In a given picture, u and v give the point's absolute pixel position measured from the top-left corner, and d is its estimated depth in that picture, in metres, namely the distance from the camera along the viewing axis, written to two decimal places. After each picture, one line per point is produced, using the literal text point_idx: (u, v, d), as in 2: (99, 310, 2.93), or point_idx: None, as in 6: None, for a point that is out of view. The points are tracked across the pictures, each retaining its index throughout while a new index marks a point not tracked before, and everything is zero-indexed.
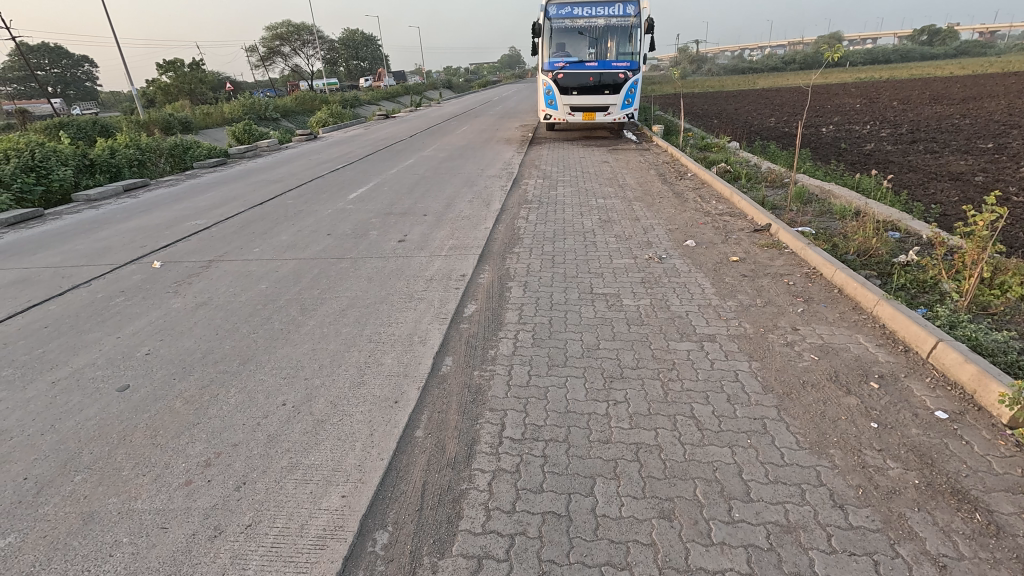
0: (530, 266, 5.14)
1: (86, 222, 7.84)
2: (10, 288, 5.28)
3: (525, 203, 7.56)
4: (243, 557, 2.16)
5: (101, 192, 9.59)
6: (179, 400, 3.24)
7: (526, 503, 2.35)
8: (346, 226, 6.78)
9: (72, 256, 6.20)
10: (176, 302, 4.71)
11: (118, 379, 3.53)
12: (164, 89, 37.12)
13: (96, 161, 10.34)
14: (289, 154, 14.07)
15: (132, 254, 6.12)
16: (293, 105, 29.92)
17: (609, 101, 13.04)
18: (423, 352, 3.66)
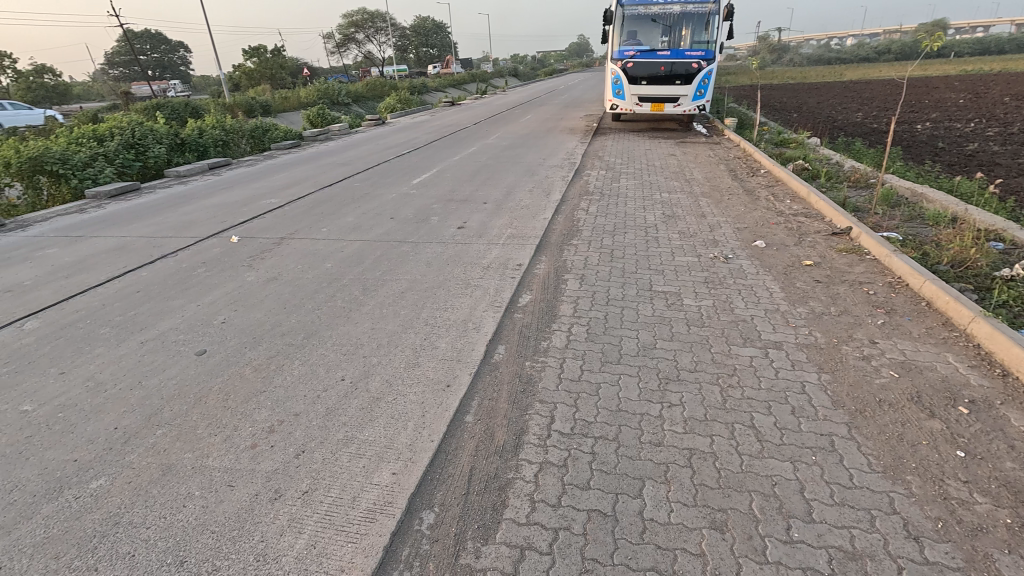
0: (587, 258, 5.06)
1: (175, 197, 8.48)
2: (109, 254, 5.80)
3: (586, 194, 7.45)
4: (299, 521, 2.28)
5: (189, 169, 10.34)
6: (248, 368, 3.46)
7: (572, 499, 2.33)
8: (408, 211, 6.95)
9: (162, 227, 6.73)
10: (250, 276, 5.01)
11: (197, 344, 3.81)
12: (248, 74, 39.54)
13: (186, 140, 11.13)
14: (358, 138, 14.56)
15: (213, 228, 6.56)
16: (364, 91, 30.94)
17: (680, 91, 12.52)
18: (476, 338, 3.70)
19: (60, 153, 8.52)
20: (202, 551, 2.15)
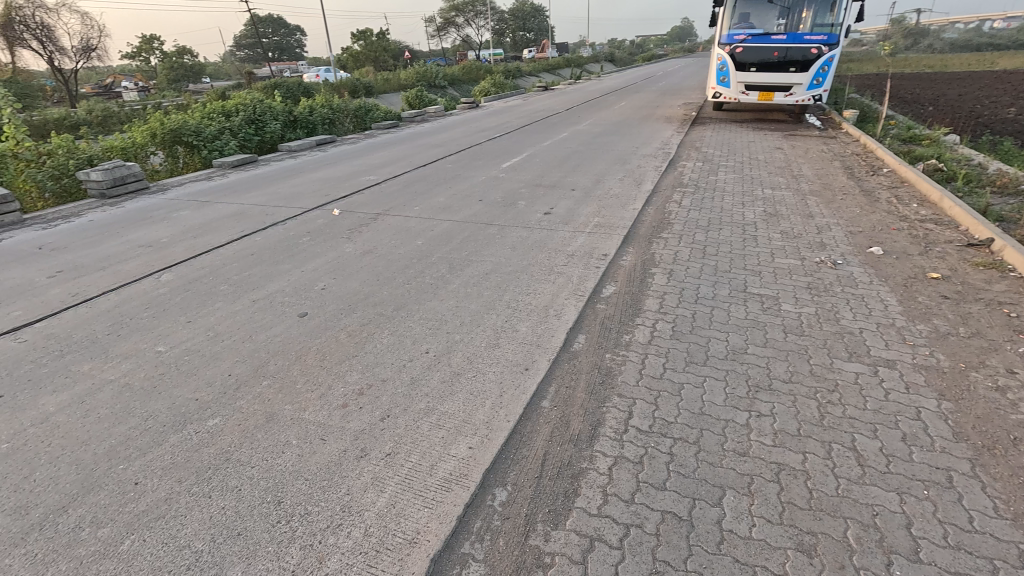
0: (678, 253, 4.85)
1: (287, 170, 9.23)
2: (230, 219, 6.44)
3: (680, 186, 7.13)
4: (381, 480, 2.42)
5: (299, 145, 11.17)
6: (343, 333, 3.71)
7: (646, 497, 2.28)
8: (497, 194, 7.05)
9: (274, 197, 7.36)
10: (348, 247, 5.35)
11: (300, 307, 4.14)
12: (355, 57, 41.88)
13: (299, 117, 12.00)
14: (452, 121, 14.94)
15: (318, 201, 7.06)
16: (460, 74, 31.62)
17: (794, 79, 11.53)
18: (557, 325, 3.69)
19: (195, 126, 9.56)
20: (296, 495, 2.36)
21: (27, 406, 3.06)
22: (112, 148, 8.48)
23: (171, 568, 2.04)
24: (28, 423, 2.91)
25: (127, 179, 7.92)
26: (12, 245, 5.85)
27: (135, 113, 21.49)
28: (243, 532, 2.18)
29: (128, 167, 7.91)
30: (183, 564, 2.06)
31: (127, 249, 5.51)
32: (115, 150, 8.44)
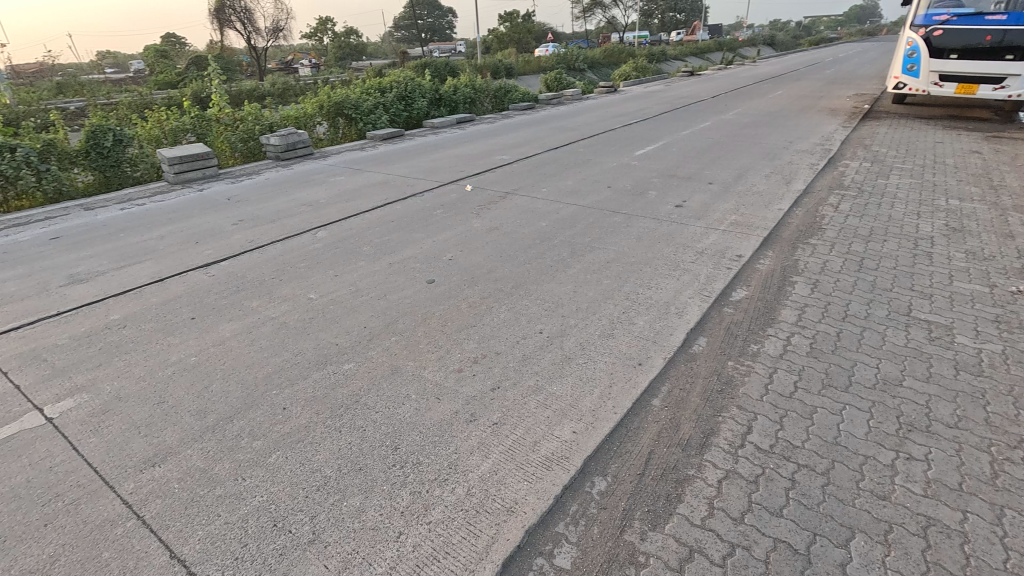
0: (827, 263, 4.34)
1: (429, 145, 9.84)
2: (376, 187, 7.06)
3: (838, 188, 6.33)
4: (486, 446, 2.54)
5: (441, 122, 11.81)
6: (464, 303, 3.91)
7: (757, 520, 2.11)
8: (627, 182, 6.85)
9: (415, 170, 7.91)
10: (476, 223, 5.58)
11: (429, 273, 4.43)
12: (500, 38, 43.08)
13: (443, 96, 12.67)
14: (588, 105, 14.72)
15: (453, 176, 7.45)
16: (601, 58, 31.00)
17: (1009, 70, 9.53)
18: (677, 324, 3.53)
19: (355, 100, 10.57)
20: (410, 445, 2.56)
21: (210, 329, 3.68)
22: (288, 118, 9.69)
23: (305, 486, 2.35)
24: (210, 343, 3.51)
25: (297, 145, 9.01)
26: (209, 196, 7.01)
27: (307, 87, 24.32)
28: (364, 468, 2.43)
29: (299, 135, 8.99)
30: (315, 484, 2.36)
31: (293, 207, 6.32)
32: (290, 119, 9.65)
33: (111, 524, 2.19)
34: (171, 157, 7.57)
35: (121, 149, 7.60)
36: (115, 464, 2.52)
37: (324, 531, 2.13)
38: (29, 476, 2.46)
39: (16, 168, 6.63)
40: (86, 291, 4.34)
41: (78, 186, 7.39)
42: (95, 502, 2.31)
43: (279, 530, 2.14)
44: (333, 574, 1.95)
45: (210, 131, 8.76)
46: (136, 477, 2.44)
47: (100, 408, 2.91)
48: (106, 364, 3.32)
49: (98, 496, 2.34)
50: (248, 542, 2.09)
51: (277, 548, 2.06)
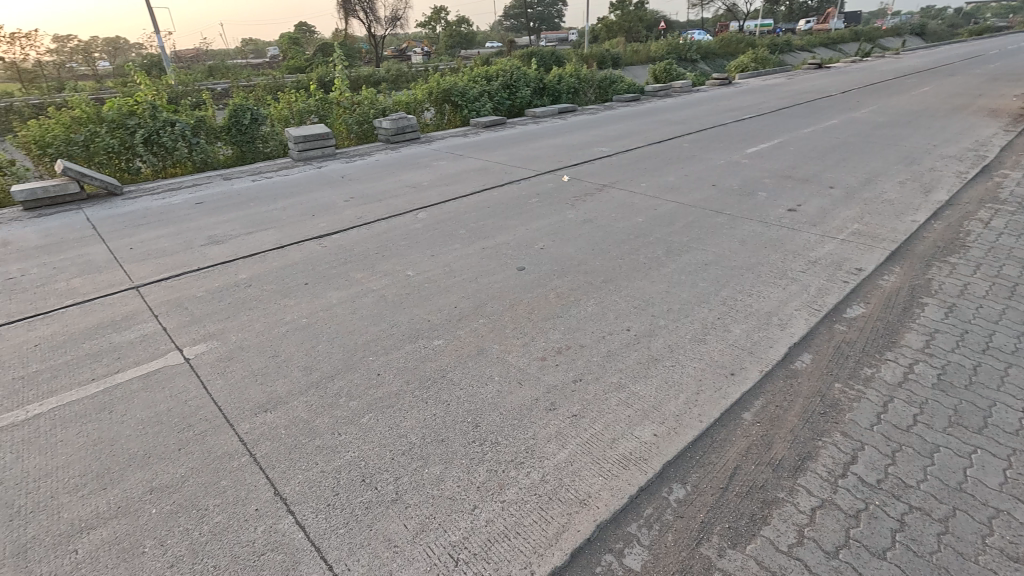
0: (968, 286, 3.80)
1: (529, 134, 9.92)
2: (476, 172, 7.25)
3: (991, 201, 5.49)
4: (564, 436, 2.55)
5: (543, 111, 11.83)
6: (553, 293, 3.92)
7: (854, 557, 1.93)
8: (734, 181, 6.44)
9: (514, 158, 8.02)
10: (570, 214, 5.55)
11: (520, 261, 4.49)
12: (609, 26, 42.12)
13: (547, 85, 12.66)
14: (697, 98, 13.98)
15: (551, 166, 7.45)
16: (716, 48, 29.23)
17: None
18: (779, 336, 3.28)
19: (462, 88, 10.89)
20: (490, 424, 2.64)
21: (319, 295, 4.03)
22: (400, 103, 10.21)
23: (391, 448, 2.51)
24: (319, 308, 3.84)
25: (405, 130, 9.49)
26: (326, 173, 7.62)
27: (418, 74, 25.46)
28: (446, 440, 2.55)
29: (408, 119, 9.45)
30: (400, 449, 2.51)
31: (398, 188, 6.68)
32: (401, 105, 10.16)
33: (229, 457, 2.50)
34: (297, 136, 8.30)
35: (257, 127, 8.47)
36: (235, 405, 2.86)
37: (405, 493, 2.27)
38: (169, 405, 2.87)
39: (174, 140, 7.63)
40: (221, 252, 4.92)
41: (220, 159, 8.36)
42: (218, 436, 2.64)
43: (366, 485, 2.31)
44: (411, 534, 2.08)
45: (331, 113, 9.49)
46: (251, 419, 2.75)
47: (226, 355, 3.31)
48: (233, 317, 3.76)
49: (221, 431, 2.67)
50: (339, 492, 2.28)
51: (363, 501, 2.23)
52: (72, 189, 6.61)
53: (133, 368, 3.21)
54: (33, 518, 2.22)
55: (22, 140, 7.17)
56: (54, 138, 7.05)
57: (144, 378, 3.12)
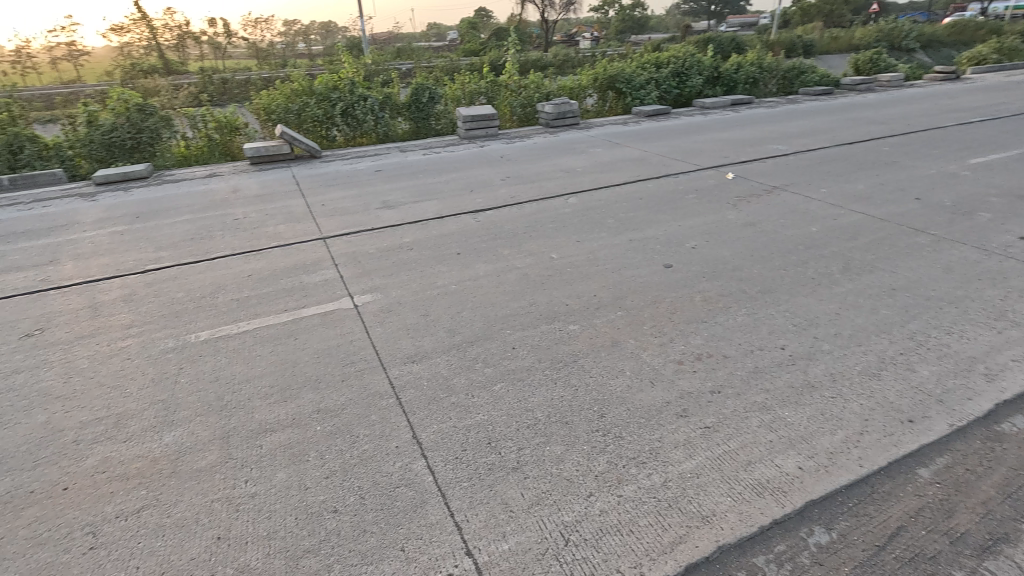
0: None
1: (695, 126, 9.34)
2: (632, 162, 7.06)
3: None
4: (692, 445, 2.42)
5: (714, 102, 11.01)
6: (700, 296, 3.69)
7: None
8: (946, 196, 5.38)
9: (674, 150, 7.63)
10: (730, 215, 5.14)
11: (668, 257, 4.30)
12: (805, 9, 37.51)
13: (722, 74, 11.72)
14: (909, 94, 11.85)
15: (715, 161, 6.95)
16: (944, 34, 24.37)
17: None
18: (983, 388, 2.71)
19: (629, 75, 10.59)
20: (616, 418, 2.61)
21: (468, 266, 4.30)
22: (565, 88, 10.30)
23: (517, 419, 2.62)
24: (467, 277, 4.10)
25: (566, 115, 9.56)
26: (487, 152, 8.03)
27: (585, 59, 25.34)
28: (569, 423, 2.58)
29: (570, 104, 9.51)
30: (525, 422, 2.60)
31: (552, 171, 6.79)
32: (565, 90, 10.24)
33: (379, 397, 2.83)
34: (466, 115, 8.86)
35: (432, 106, 9.21)
36: (388, 352, 3.21)
37: (525, 464, 2.36)
38: (339, 342, 3.33)
39: (364, 114, 8.64)
40: (391, 216, 5.50)
41: (398, 132, 9.28)
42: (373, 376, 3.00)
43: (491, 448, 2.45)
44: (526, 504, 2.17)
45: (498, 95, 9.92)
46: (401, 366, 3.07)
47: (386, 307, 3.71)
48: (394, 275, 4.20)
49: (375, 372, 3.02)
50: (467, 449, 2.45)
51: (486, 462, 2.38)
52: (285, 150, 7.88)
53: (314, 305, 3.78)
54: (235, 412, 2.75)
55: (255, 107, 8.71)
56: (277, 107, 8.45)
57: (322, 315, 3.65)
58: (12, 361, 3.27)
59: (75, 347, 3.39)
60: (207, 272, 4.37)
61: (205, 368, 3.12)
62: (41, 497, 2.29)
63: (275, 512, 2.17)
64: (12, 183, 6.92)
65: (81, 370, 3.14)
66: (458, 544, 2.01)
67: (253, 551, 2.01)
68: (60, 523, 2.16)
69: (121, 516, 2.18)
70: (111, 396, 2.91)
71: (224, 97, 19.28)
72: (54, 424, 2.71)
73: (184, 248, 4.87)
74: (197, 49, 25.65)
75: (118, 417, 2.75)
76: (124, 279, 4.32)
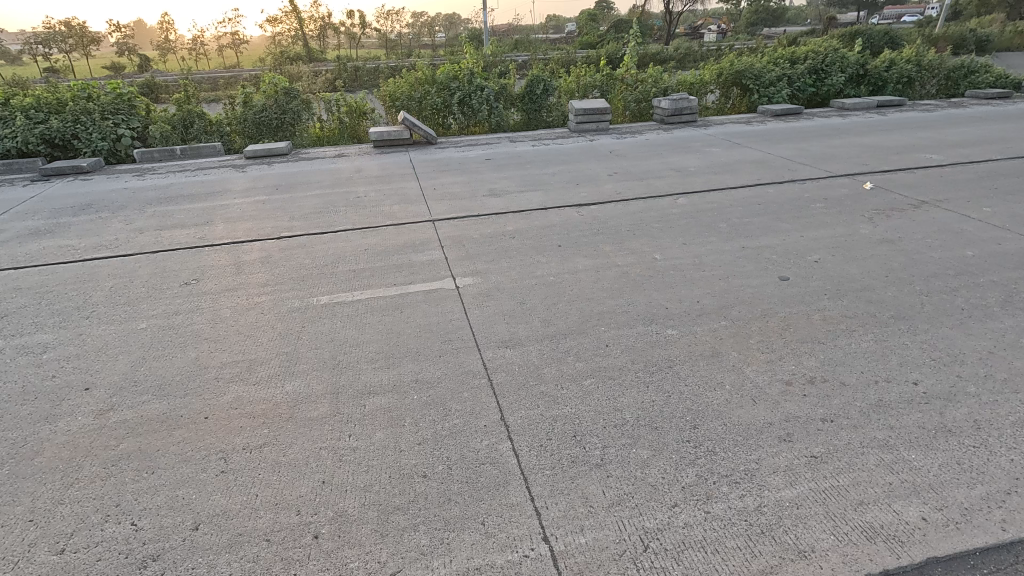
0: None
1: (830, 128, 8.47)
2: (752, 165, 6.59)
3: None
4: (795, 473, 2.24)
5: (856, 102, 9.90)
6: (818, 315, 3.38)
7: None
8: None
9: (803, 154, 7.00)
10: (864, 229, 4.61)
11: (785, 270, 3.98)
12: None
13: (870, 72, 10.48)
14: None
15: (851, 168, 6.27)
16: None
17: None
18: None
19: (758, 70, 9.85)
20: (710, 431, 2.48)
21: (568, 259, 4.30)
22: (685, 83, 9.83)
23: (605, 417, 2.59)
24: (566, 270, 4.11)
25: (683, 111, 9.14)
26: (596, 147, 7.93)
27: (710, 53, 23.98)
28: (659, 429, 2.51)
29: (689, 100, 9.07)
30: (613, 421, 2.57)
31: (663, 170, 6.54)
32: (685, 85, 9.77)
33: (473, 376, 2.94)
34: (578, 108, 8.79)
35: (545, 98, 9.26)
36: (484, 335, 3.32)
37: (609, 463, 2.33)
38: (440, 320, 3.51)
39: (480, 103, 8.91)
40: (496, 204, 5.65)
41: (510, 123, 9.46)
42: (467, 355, 3.12)
43: (576, 441, 2.46)
44: (606, 503, 2.15)
45: (613, 89, 9.71)
46: (495, 350, 3.17)
47: (485, 292, 3.84)
48: (495, 261, 4.32)
49: (470, 352, 3.15)
50: (552, 438, 2.48)
51: (570, 455, 2.38)
52: (405, 135, 8.38)
53: (419, 283, 4.01)
54: (345, 371, 3.02)
55: (382, 93, 9.33)
56: (401, 94, 8.98)
57: (426, 293, 3.86)
58: (173, 304, 3.84)
59: (221, 297, 3.91)
60: (330, 243, 4.81)
61: (323, 329, 3.45)
62: (188, 421, 2.69)
63: (372, 468, 2.36)
64: (182, 152, 8.07)
65: (225, 319, 3.62)
66: (536, 529, 2.05)
67: (351, 499, 2.21)
68: (201, 445, 2.52)
69: (247, 448, 2.49)
70: (246, 343, 3.33)
71: (355, 83, 20.85)
72: (202, 362, 3.16)
73: (312, 219, 5.39)
74: (336, 38, 27.99)
75: (250, 363, 3.13)
76: (262, 243, 4.88)
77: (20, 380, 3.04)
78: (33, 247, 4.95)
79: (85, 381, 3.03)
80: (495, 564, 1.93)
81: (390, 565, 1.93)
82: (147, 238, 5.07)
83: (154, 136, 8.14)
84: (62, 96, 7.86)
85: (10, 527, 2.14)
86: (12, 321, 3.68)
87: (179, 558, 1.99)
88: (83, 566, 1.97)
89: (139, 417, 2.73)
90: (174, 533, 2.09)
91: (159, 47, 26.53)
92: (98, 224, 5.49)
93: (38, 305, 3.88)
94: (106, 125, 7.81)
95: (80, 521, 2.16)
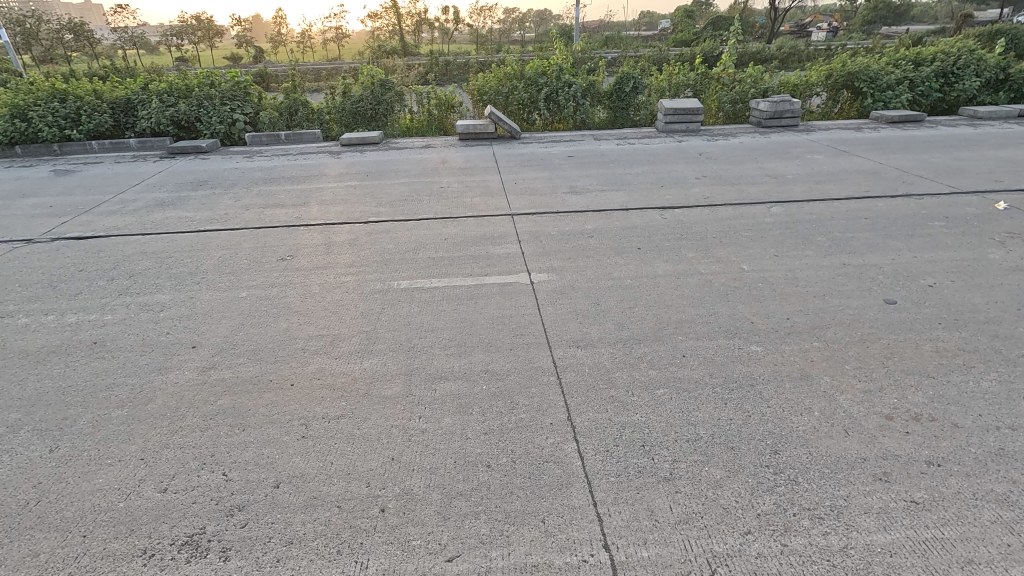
0: None
1: (958, 138, 7.57)
2: (859, 175, 6.04)
3: None
4: (890, 517, 2.03)
5: (991, 111, 8.77)
6: (930, 345, 3.03)
7: None
8: None
9: (921, 166, 6.31)
10: (994, 254, 4.07)
11: (894, 293, 3.60)
12: None
13: (1011, 76, 9.24)
14: None
15: (981, 185, 5.56)
16: None
17: None
18: None
19: (874, 72, 8.97)
20: (793, 459, 2.31)
21: (648, 262, 4.17)
22: (787, 84, 9.20)
23: (677, 431, 2.48)
24: (645, 274, 3.98)
25: (784, 114, 8.56)
26: (685, 148, 7.61)
27: (818, 53, 22.34)
28: (736, 450, 2.36)
29: (791, 102, 8.48)
30: (685, 435, 2.46)
31: (757, 176, 6.16)
32: (788, 86, 9.13)
33: (542, 372, 2.93)
34: (668, 108, 8.48)
35: (634, 95, 9.01)
36: (556, 332, 3.30)
37: (679, 478, 2.24)
38: (512, 313, 3.53)
39: (567, 99, 8.84)
40: (577, 202, 5.58)
41: (595, 121, 9.30)
42: (538, 352, 3.11)
43: (644, 451, 2.37)
44: (673, 518, 2.06)
45: (707, 88, 9.26)
46: (566, 349, 3.13)
47: (560, 289, 3.81)
48: (572, 259, 4.27)
49: (542, 349, 3.14)
50: (619, 445, 2.41)
51: (637, 464, 2.31)
52: (491, 129, 8.50)
53: (496, 275, 4.06)
54: (418, 355, 3.12)
55: (470, 87, 9.51)
56: (490, 88, 9.10)
57: (501, 285, 3.90)
58: (270, 277, 4.15)
59: (312, 274, 4.18)
60: (412, 230, 4.98)
61: (400, 312, 3.59)
62: (277, 387, 2.90)
63: (439, 451, 2.42)
64: (287, 137, 8.70)
65: (313, 294, 3.86)
66: (597, 535, 2.01)
67: (417, 479, 2.28)
68: (286, 410, 2.71)
69: (326, 418, 2.65)
70: (332, 319, 3.54)
71: (445, 77, 21.56)
72: (291, 332, 3.40)
73: (398, 207, 5.61)
74: (430, 33, 29.06)
75: (333, 337, 3.33)
76: (351, 226, 5.16)
77: (141, 334, 3.42)
78: (159, 216, 5.55)
79: (193, 340, 3.35)
80: (553, 564, 1.91)
81: (450, 549, 1.97)
82: (252, 215, 5.53)
83: (263, 122, 8.85)
84: (190, 82, 8.72)
85: (126, 462, 2.42)
86: (137, 280, 4.15)
87: (262, 511, 2.15)
88: (181, 506, 2.18)
89: (235, 377, 2.99)
90: (258, 488, 2.26)
91: (273, 40, 28.83)
92: (212, 199, 6.05)
93: (159, 268, 4.35)
94: (224, 110, 8.57)
95: (180, 466, 2.39)
